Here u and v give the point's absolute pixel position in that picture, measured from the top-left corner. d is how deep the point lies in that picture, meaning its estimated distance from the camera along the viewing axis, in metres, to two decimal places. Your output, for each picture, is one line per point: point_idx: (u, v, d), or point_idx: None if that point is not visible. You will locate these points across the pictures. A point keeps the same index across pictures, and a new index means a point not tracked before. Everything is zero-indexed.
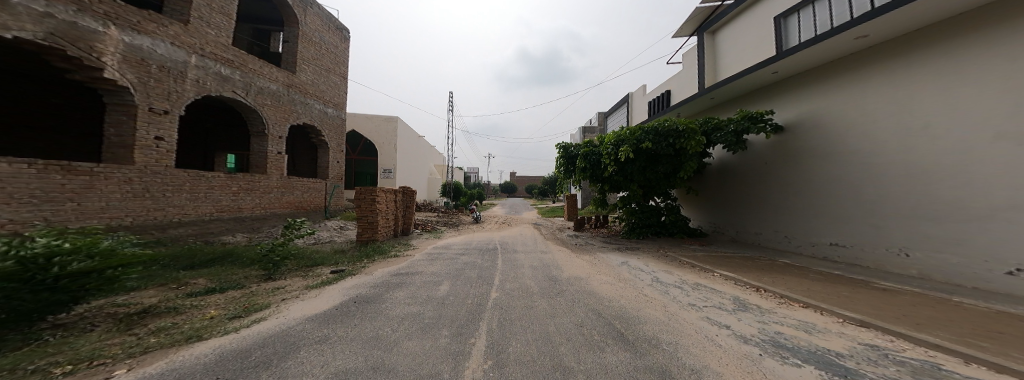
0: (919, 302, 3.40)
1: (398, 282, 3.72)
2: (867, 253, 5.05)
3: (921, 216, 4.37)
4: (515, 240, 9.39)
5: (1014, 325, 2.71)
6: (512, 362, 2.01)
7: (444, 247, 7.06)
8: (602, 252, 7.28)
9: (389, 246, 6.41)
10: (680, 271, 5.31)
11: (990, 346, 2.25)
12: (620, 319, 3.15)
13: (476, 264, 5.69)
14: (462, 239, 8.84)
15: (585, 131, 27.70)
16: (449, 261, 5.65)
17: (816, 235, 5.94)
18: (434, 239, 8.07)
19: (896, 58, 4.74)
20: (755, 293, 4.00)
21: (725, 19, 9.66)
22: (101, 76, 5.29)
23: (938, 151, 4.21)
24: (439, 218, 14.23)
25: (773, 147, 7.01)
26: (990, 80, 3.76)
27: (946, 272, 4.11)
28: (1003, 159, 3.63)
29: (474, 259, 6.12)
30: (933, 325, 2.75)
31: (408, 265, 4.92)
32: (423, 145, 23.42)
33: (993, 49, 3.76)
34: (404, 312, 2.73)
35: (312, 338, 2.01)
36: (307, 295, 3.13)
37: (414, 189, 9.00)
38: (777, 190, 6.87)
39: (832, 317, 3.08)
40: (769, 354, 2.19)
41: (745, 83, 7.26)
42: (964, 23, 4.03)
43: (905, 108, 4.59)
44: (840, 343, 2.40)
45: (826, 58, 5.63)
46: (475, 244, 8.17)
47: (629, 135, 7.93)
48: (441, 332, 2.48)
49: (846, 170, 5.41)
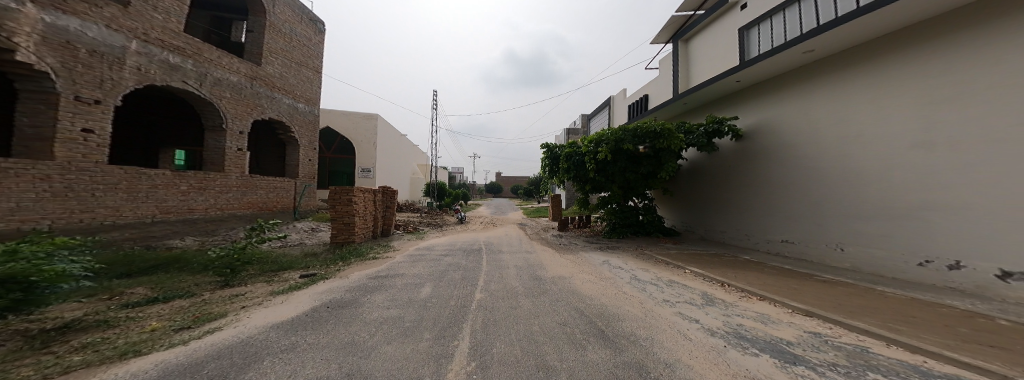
0: (852, 292, 3.71)
1: (377, 285, 3.61)
2: (812, 248, 5.44)
3: (853, 215, 4.78)
4: (500, 240, 9.41)
5: (929, 311, 3.01)
6: (496, 363, 2.00)
7: (427, 248, 6.91)
8: (583, 251, 7.41)
9: (367, 248, 6.21)
10: (656, 268, 5.50)
11: (907, 330, 2.49)
12: (601, 316, 3.21)
13: (460, 266, 5.64)
14: (446, 240, 8.73)
15: (569, 133, 28.16)
16: (432, 263, 5.53)
17: (772, 233, 6.31)
18: (416, 240, 7.90)
19: (834, 72, 5.17)
20: (721, 288, 4.21)
21: (697, 28, 10.13)
22: (14, 60, 4.74)
23: (867, 156, 4.62)
24: (422, 218, 13.94)
25: (736, 150, 7.39)
26: (910, 93, 4.15)
27: (873, 264, 4.50)
28: (916, 164, 4.04)
29: (455, 260, 6.04)
30: (868, 312, 3.00)
31: (387, 268, 4.76)
32: (406, 144, 22.93)
33: (909, 65, 4.19)
34: (382, 315, 2.64)
35: (280, 347, 1.92)
36: (272, 302, 2.96)
37: (395, 189, 8.74)
38: (739, 191, 7.25)
39: (782, 308, 3.29)
40: (732, 345, 2.31)
41: (712, 91, 7.62)
42: (886, 41, 4.47)
43: (842, 117, 5.01)
44: (789, 332, 2.56)
45: (782, 69, 5.99)
46: (459, 245, 8.09)
47: (610, 136, 8.13)
48: (422, 335, 2.42)
49: (795, 173, 5.81)
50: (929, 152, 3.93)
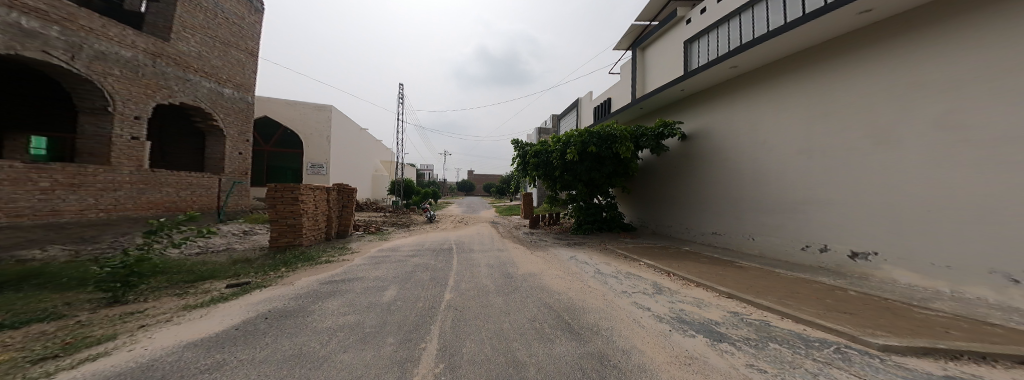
0: (762, 280, 4.18)
1: (335, 290, 3.38)
2: (732, 238, 6.51)
3: (762, 209, 5.89)
4: (471, 239, 9.29)
5: (822, 292, 3.66)
6: (466, 363, 1.95)
7: (391, 250, 6.60)
8: (553, 248, 7.58)
9: (317, 252, 5.74)
10: (616, 262, 5.81)
11: (793, 304, 3.27)
12: (568, 310, 3.30)
13: (429, 266, 5.47)
14: (409, 240, 8.40)
15: (541, 132, 28.54)
16: (396, 265, 5.29)
17: (703, 226, 7.34)
18: (379, 241, 7.54)
19: (754, 89, 6.22)
20: (666, 277, 4.60)
21: (652, 38, 10.87)
22: None
23: (773, 160, 5.72)
24: (387, 217, 13.35)
25: (680, 153, 8.20)
26: (804, 109, 5.21)
27: (773, 249, 5.64)
28: (805, 168, 5.16)
29: (420, 261, 5.84)
30: (784, 299, 3.41)
31: (344, 272, 4.48)
32: (366, 139, 21.79)
33: (802, 88, 5.28)
34: (340, 322, 2.49)
35: (201, 367, 1.71)
36: (186, 319, 2.56)
37: (353, 186, 8.28)
38: (679, 190, 8.19)
39: (711, 293, 3.85)
40: (676, 329, 2.69)
41: (662, 98, 8.37)
42: (788, 67, 5.53)
43: (757, 128, 6.10)
44: (717, 314, 3.12)
45: (716, 81, 6.93)
46: (427, 245, 7.84)
47: (576, 137, 8.41)
48: (386, 340, 2.30)
49: (722, 174, 6.89)
50: (814, 157, 5.02)
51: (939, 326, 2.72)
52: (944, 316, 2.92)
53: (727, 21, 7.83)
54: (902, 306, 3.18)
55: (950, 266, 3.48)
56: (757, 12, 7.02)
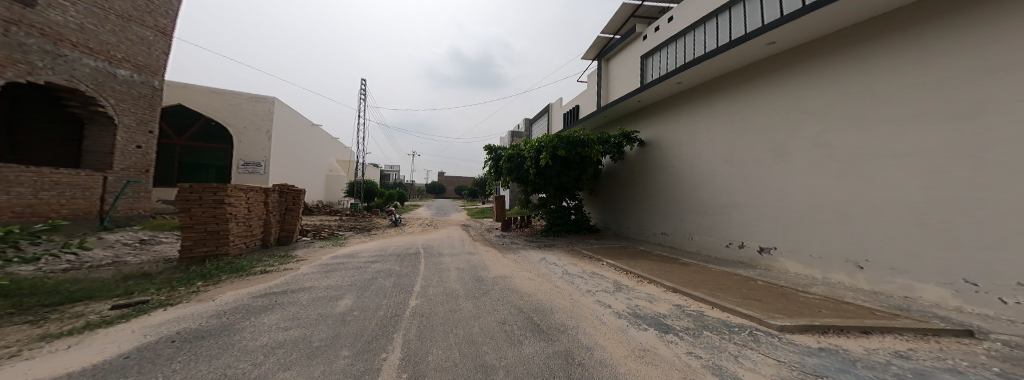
0: (703, 277, 4.57)
1: (284, 303, 3.06)
2: (675, 237, 7.14)
3: (699, 211, 6.54)
4: (440, 242, 9.00)
5: (749, 286, 4.13)
6: (432, 370, 1.85)
7: (348, 256, 6.13)
8: (525, 250, 7.61)
9: (251, 262, 5.14)
10: (582, 262, 5.98)
11: (721, 295, 3.71)
12: (537, 311, 3.31)
13: (392, 272, 5.18)
14: (366, 245, 7.88)
15: (514, 135, 28.66)
16: (354, 272, 4.93)
17: (652, 227, 7.95)
18: (335, 247, 7.01)
19: (695, 103, 6.87)
20: (625, 275, 4.85)
21: (616, 50, 11.50)
22: None
23: (709, 168, 6.39)
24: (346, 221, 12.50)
25: (636, 159, 8.78)
26: (730, 122, 5.99)
27: (706, 247, 6.32)
28: (733, 176, 5.84)
29: (380, 267, 5.50)
30: (723, 295, 3.70)
31: (288, 282, 4.05)
32: (318, 135, 20.22)
33: (732, 105, 5.97)
34: (284, 337, 2.25)
35: None
36: (50, 352, 2.02)
37: (298, 187, 7.53)
38: (634, 193, 8.78)
39: (659, 287, 4.17)
40: (632, 324, 2.83)
41: (622, 108, 8.86)
42: (723, 85, 6.21)
43: (697, 139, 6.76)
44: (665, 307, 3.36)
45: (667, 94, 7.51)
46: (390, 249, 7.43)
47: (547, 142, 8.55)
48: (338, 353, 2.10)
49: (668, 180, 7.52)
50: (736, 165, 5.80)
51: (815, 306, 3.30)
52: (817, 297, 3.56)
53: (677, 38, 8.57)
54: (792, 291, 3.82)
55: (826, 257, 4.31)
56: (704, 31, 7.74)
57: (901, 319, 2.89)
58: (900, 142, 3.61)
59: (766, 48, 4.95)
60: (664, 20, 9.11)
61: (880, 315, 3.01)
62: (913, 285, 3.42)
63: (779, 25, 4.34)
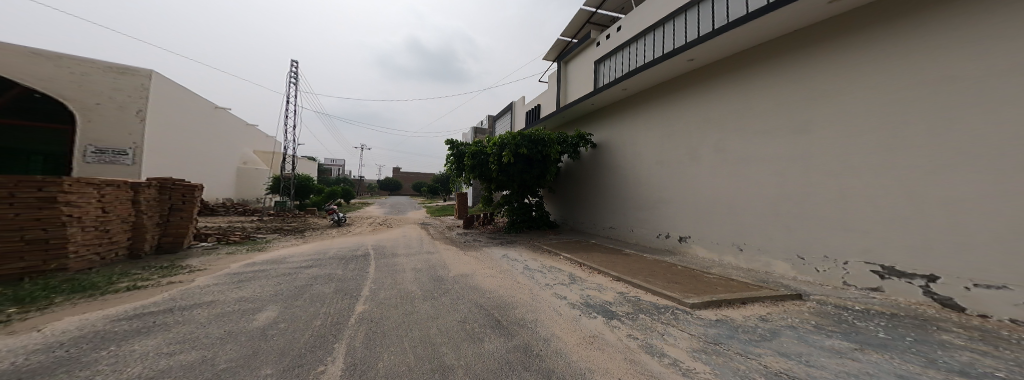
0: (641, 265, 5.02)
1: (172, 323, 2.54)
2: (619, 230, 7.75)
3: (638, 206, 7.17)
4: (393, 242, 8.42)
5: (670, 270, 4.64)
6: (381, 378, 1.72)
7: (275, 263, 5.37)
8: (487, 247, 7.53)
9: (127, 276, 4.12)
10: (542, 257, 6.13)
11: (653, 280, 4.10)
12: (497, 307, 3.26)
13: (334, 277, 4.68)
14: (297, 249, 6.90)
15: (476, 132, 28.10)
16: (283, 280, 4.33)
17: (601, 221, 8.53)
18: (257, 252, 6.09)
19: (635, 108, 7.49)
20: (579, 267, 5.10)
21: (573, 54, 12.01)
22: None
23: (646, 168, 7.02)
24: (281, 222, 10.98)
25: (590, 158, 9.29)
26: (656, 128, 6.79)
27: (642, 238, 6.99)
28: (664, 175, 6.50)
29: (319, 272, 4.93)
30: (657, 282, 4.01)
31: (181, 296, 3.33)
32: (219, 120, 16.86)
33: (663, 112, 6.62)
34: (180, 362, 1.88)
35: None
36: None
37: (198, 186, 6.25)
38: (587, 190, 9.29)
39: (607, 277, 4.46)
40: (584, 313, 2.98)
41: (577, 110, 9.28)
42: (655, 93, 6.84)
43: (637, 141, 7.38)
44: (611, 295, 3.60)
45: (614, 99, 8.05)
46: (330, 253, 6.64)
47: (509, 139, 8.55)
48: (260, 371, 1.82)
49: (614, 178, 8.11)
50: (661, 165, 6.60)
51: (715, 284, 3.88)
52: (716, 277, 4.23)
53: (624, 47, 9.28)
54: (698, 272, 4.47)
55: (720, 243, 5.25)
56: (646, 41, 8.47)
57: (761, 288, 3.68)
58: (775, 148, 4.50)
59: (685, 63, 5.65)
60: (614, 29, 9.74)
61: (751, 287, 3.77)
62: (771, 262, 4.47)
63: (698, 44, 5.01)
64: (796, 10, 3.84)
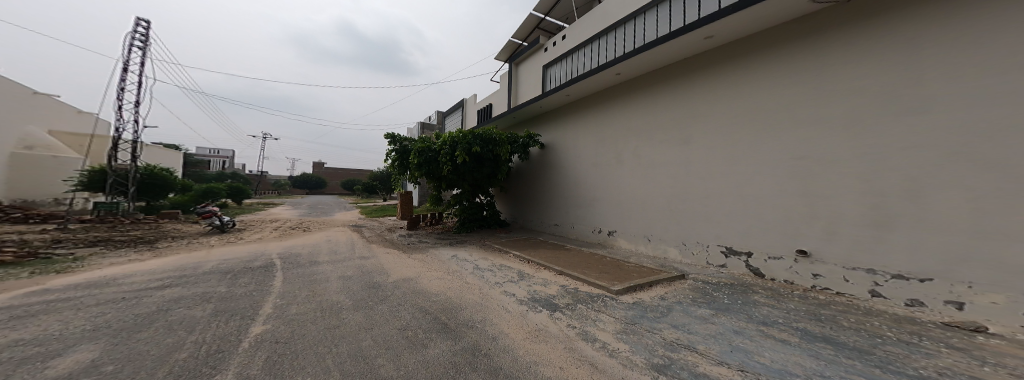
0: (583, 258, 5.26)
1: None
2: (562, 227, 8.09)
3: (577, 205, 7.57)
4: (312, 248, 7.21)
5: (605, 262, 4.95)
6: None
7: (95, 286, 3.99)
8: (434, 249, 6.99)
9: None
10: (491, 255, 6.01)
11: (587, 271, 4.31)
12: (445, 310, 3.09)
13: (212, 296, 3.67)
14: (155, 266, 5.25)
15: (423, 128, 26.36)
16: (106, 311, 3.17)
17: (546, 219, 8.78)
18: (59, 275, 4.43)
19: (577, 114, 7.77)
20: (526, 263, 5.16)
21: (523, 57, 12.20)
22: None
23: (586, 170, 7.36)
24: (139, 233, 8.37)
25: (538, 158, 9.42)
26: (588, 132, 7.39)
27: (580, 234, 7.44)
28: (599, 177, 6.91)
29: (179, 292, 3.83)
30: (593, 273, 4.21)
31: None
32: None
33: (601, 119, 6.95)
34: None
35: None
36: None
37: None
38: (535, 190, 9.44)
39: (551, 271, 4.57)
40: (532, 309, 3.08)
41: (524, 112, 9.28)
42: (595, 100, 7.15)
43: (579, 145, 7.69)
44: (555, 288, 3.71)
45: (557, 104, 8.22)
46: (207, 267, 5.24)
47: (460, 138, 8.13)
48: None
49: (558, 178, 8.39)
50: (588, 166, 7.28)
51: (633, 272, 4.29)
52: (636, 265, 4.68)
53: (569, 55, 9.77)
54: (620, 262, 4.90)
55: (635, 235, 5.86)
56: (588, 51, 9.06)
57: (655, 272, 4.20)
58: (665, 157, 5.33)
59: (614, 76, 6.08)
60: (559, 37, 10.19)
61: (651, 271, 4.28)
62: (667, 249, 5.20)
63: (624, 60, 5.36)
64: (685, 42, 4.57)
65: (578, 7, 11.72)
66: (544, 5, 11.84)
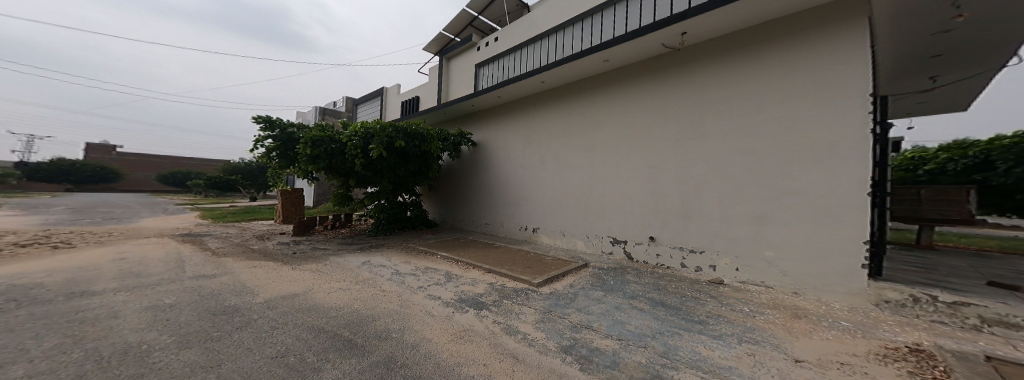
0: (517, 257, 6.23)
1: None
2: (494, 223, 8.93)
3: (507, 202, 8.47)
4: (61, 274, 4.69)
5: (529, 257, 6.20)
6: None
7: None
8: (335, 256, 6.77)
9: None
10: (414, 259, 6.50)
11: (512, 268, 5.47)
12: (344, 326, 3.08)
13: None
14: None
15: (323, 112, 22.69)
16: None
17: (479, 217, 9.50)
18: None
19: (509, 114, 8.50)
20: (455, 264, 5.98)
21: (456, 52, 12.99)
22: None
23: (515, 169, 8.23)
24: None
25: (471, 154, 10.07)
26: (517, 134, 8.23)
27: (507, 229, 8.42)
28: (526, 176, 7.89)
29: None
30: (518, 269, 5.37)
31: None
32: None
33: (528, 121, 7.85)
34: None
35: None
36: None
37: None
38: (468, 189, 10.08)
39: (481, 269, 5.56)
40: (456, 310, 3.67)
41: (458, 109, 9.57)
42: (523, 104, 7.97)
43: (509, 143, 8.50)
44: (481, 287, 4.61)
45: (490, 105, 8.80)
46: None
47: (377, 131, 7.91)
48: None
49: (491, 175, 9.15)
50: (515, 165, 8.21)
51: (551, 265, 5.56)
52: (555, 258, 5.97)
53: (500, 57, 10.97)
54: (540, 256, 6.17)
55: (552, 230, 7.09)
56: (515, 57, 10.43)
57: (566, 263, 5.61)
58: (578, 159, 6.49)
59: (538, 83, 6.89)
60: (491, 38, 11.30)
61: (558, 263, 5.69)
62: (573, 241, 6.56)
63: (542, 71, 6.21)
64: (591, 62, 5.66)
65: (510, 12, 12.97)
66: (477, 2, 12.50)
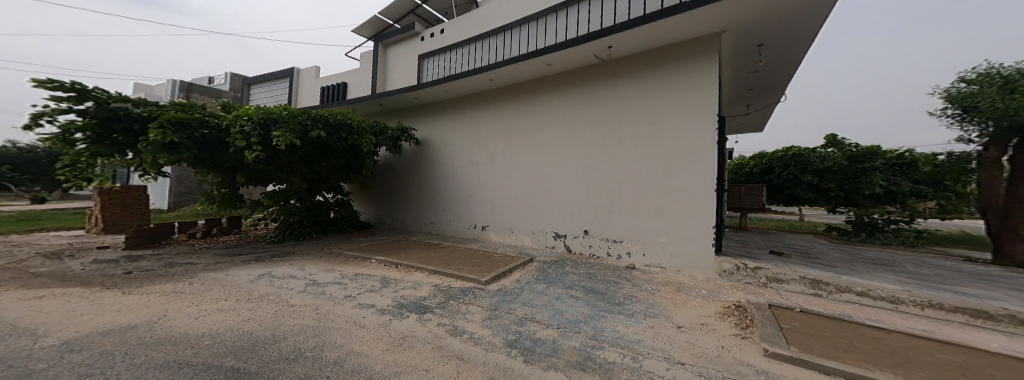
0: (465, 255, 5.54)
1: None
2: (440, 222, 7.72)
3: (452, 201, 7.52)
4: None
5: (476, 255, 5.57)
6: None
7: None
8: (206, 270, 4.42)
9: None
10: (338, 266, 4.94)
11: (459, 266, 4.74)
12: (227, 354, 2.12)
13: None
14: None
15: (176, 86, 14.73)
16: None
17: (424, 218, 8.08)
18: None
19: (455, 107, 7.46)
20: (394, 268, 4.81)
21: (396, 38, 10.20)
22: None
23: (461, 165, 7.36)
24: None
25: (413, 152, 8.36)
26: (463, 129, 7.35)
27: (454, 230, 7.44)
28: (472, 174, 7.14)
29: None
30: (466, 268, 4.68)
31: None
32: None
33: (475, 118, 7.05)
34: None
35: None
36: None
37: None
38: (406, 187, 8.55)
39: (424, 271, 4.59)
40: (394, 316, 2.97)
41: (397, 100, 7.90)
42: (471, 98, 7.10)
43: (454, 140, 7.52)
44: (427, 288, 3.90)
45: (435, 99, 7.56)
46: None
47: (286, 116, 5.58)
48: None
49: (429, 173, 7.98)
50: (458, 162, 7.41)
51: (499, 262, 5.01)
52: (504, 254, 5.53)
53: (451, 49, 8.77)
54: (489, 254, 5.62)
55: (503, 228, 6.52)
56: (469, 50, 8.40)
57: (511, 258, 5.24)
58: (527, 156, 6.17)
59: (486, 81, 6.24)
60: (439, 29, 9.23)
61: (500, 259, 5.28)
62: (519, 237, 6.26)
63: (494, 68, 5.65)
64: (536, 64, 5.41)
65: None
66: None
